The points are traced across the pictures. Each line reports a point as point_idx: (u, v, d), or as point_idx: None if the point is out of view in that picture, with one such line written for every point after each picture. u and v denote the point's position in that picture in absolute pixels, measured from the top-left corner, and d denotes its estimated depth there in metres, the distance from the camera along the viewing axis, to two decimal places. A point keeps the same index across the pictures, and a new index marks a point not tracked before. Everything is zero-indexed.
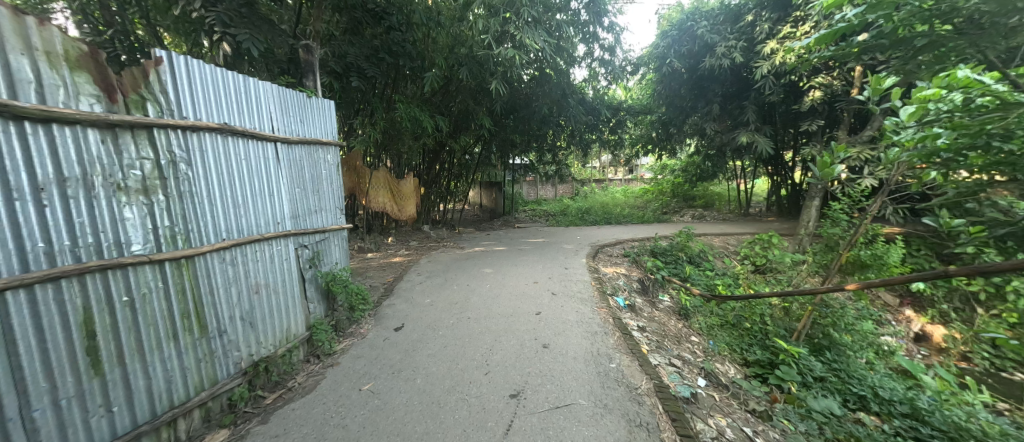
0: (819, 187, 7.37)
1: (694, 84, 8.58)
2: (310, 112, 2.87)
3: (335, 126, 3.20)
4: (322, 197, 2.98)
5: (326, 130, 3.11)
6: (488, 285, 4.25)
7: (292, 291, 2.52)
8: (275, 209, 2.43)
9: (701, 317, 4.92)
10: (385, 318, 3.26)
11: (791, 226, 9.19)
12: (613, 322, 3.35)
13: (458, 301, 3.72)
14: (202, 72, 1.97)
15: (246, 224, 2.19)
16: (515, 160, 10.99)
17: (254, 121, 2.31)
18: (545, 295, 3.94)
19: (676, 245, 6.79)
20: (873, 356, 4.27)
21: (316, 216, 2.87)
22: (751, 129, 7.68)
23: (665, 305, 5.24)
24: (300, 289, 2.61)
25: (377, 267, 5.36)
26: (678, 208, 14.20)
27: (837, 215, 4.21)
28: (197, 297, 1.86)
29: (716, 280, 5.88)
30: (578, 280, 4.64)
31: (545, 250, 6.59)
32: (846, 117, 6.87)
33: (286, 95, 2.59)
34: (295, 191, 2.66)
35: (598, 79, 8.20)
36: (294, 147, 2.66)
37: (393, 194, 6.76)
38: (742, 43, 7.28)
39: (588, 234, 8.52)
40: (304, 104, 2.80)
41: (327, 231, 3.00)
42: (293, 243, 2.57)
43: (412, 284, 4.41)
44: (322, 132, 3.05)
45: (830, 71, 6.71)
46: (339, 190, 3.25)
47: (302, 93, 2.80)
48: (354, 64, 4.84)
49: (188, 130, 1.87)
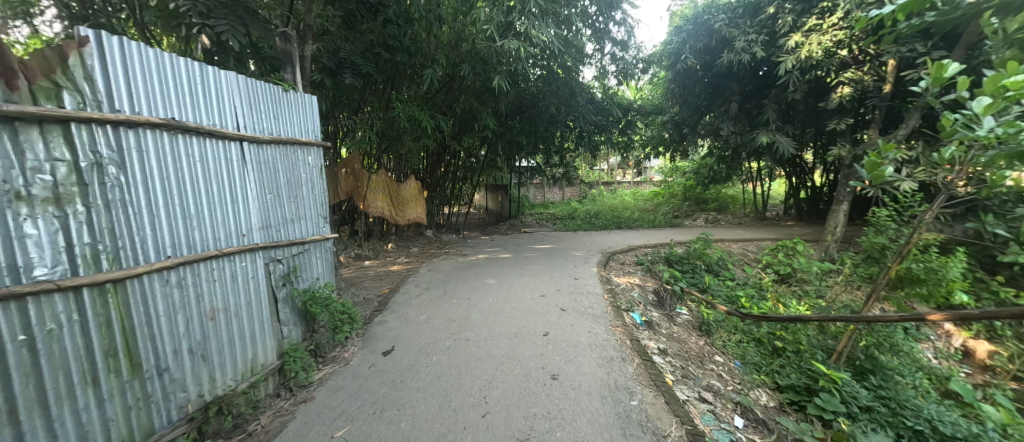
0: (849, 190, 6.85)
1: (709, 81, 8.15)
2: (287, 109, 2.56)
3: (316, 125, 2.88)
4: (303, 204, 2.66)
5: (306, 129, 2.79)
6: (491, 299, 3.87)
7: (260, 313, 2.17)
8: (238, 218, 2.10)
9: (726, 334, 4.45)
10: (374, 340, 2.91)
11: (814, 232, 8.65)
12: (630, 345, 2.96)
13: (456, 318, 3.36)
14: (143, 57, 1.63)
15: (197, 238, 1.84)
16: (520, 163, 10.65)
17: (213, 117, 1.98)
18: (553, 311, 3.55)
19: (693, 252, 6.33)
20: (925, 382, 3.76)
21: (293, 226, 2.54)
22: (772, 129, 7.18)
23: (684, 319, 4.79)
24: (270, 311, 2.26)
25: (374, 277, 5.04)
26: (690, 212, 13.66)
27: (882, 223, 3.75)
28: (128, 330, 1.51)
29: (739, 291, 5.41)
30: (589, 294, 4.25)
31: (553, 257, 6.21)
32: (878, 115, 6.36)
33: (256, 88, 2.27)
34: (266, 198, 2.32)
35: (608, 78, 7.79)
36: (266, 147, 2.34)
37: (392, 197, 6.46)
38: (764, 37, 6.75)
39: (598, 239, 8.11)
40: (281, 100, 2.49)
41: (307, 242, 2.67)
42: (262, 258, 2.23)
43: (409, 297, 4.05)
44: (302, 131, 2.73)
45: (860, 66, 6.26)
46: (324, 196, 2.95)
47: (277, 86, 2.47)
48: (348, 61, 4.50)
49: (121, 125, 1.52)
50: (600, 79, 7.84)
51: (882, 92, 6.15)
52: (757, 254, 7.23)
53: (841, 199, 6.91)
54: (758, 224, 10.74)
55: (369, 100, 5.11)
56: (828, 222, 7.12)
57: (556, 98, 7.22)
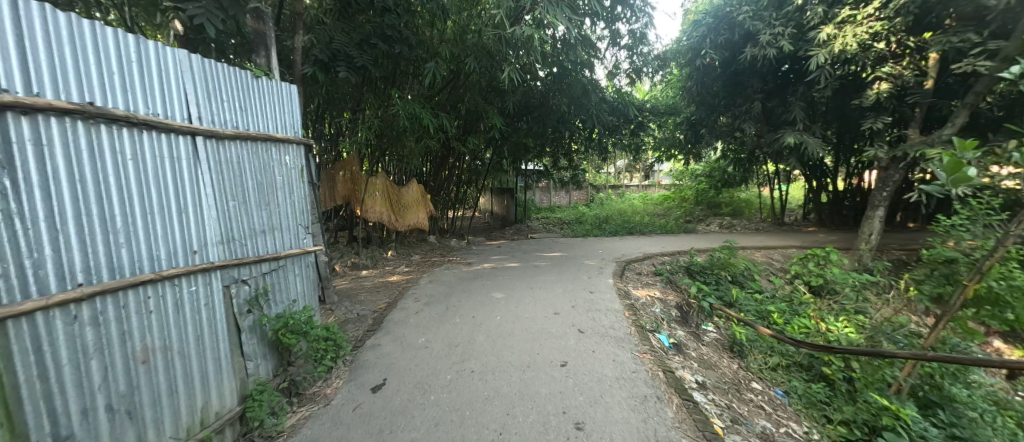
0: (886, 195, 6.31)
1: (729, 79, 7.70)
2: (255, 100, 2.16)
3: (291, 120, 2.49)
4: (277, 213, 2.25)
5: (281, 124, 2.40)
6: (499, 318, 3.42)
7: (213, 349, 1.74)
8: (189, 231, 1.68)
9: (761, 357, 3.94)
10: (362, 371, 2.48)
11: (841, 239, 8.09)
12: (664, 379, 2.50)
13: (459, 341, 2.94)
14: (49, 20, 1.19)
15: (124, 258, 1.40)
16: (527, 166, 10.25)
17: (153, 105, 1.56)
18: (570, 334, 3.09)
19: (717, 262, 5.83)
20: (1008, 419, 3.20)
21: (264, 238, 2.13)
22: (799, 129, 6.67)
23: (712, 337, 4.30)
24: (228, 344, 1.83)
25: (370, 289, 4.63)
26: (703, 216, 13.12)
27: (955, 234, 3.23)
28: (10, 394, 1.04)
29: (770, 306, 4.91)
30: (609, 311, 3.79)
31: (565, 266, 5.76)
32: (919, 113, 5.85)
33: (214, 73, 1.87)
34: (228, 205, 1.91)
35: (621, 75, 7.39)
36: (228, 143, 1.92)
37: (391, 202, 6.07)
38: (791, 30, 6.24)
39: (611, 247, 7.64)
40: (248, 89, 2.10)
41: (283, 257, 2.26)
42: (218, 279, 1.80)
43: (406, 315, 3.60)
44: (275, 127, 2.34)
45: (899, 60, 5.75)
46: (304, 203, 2.56)
47: (243, 72, 2.07)
48: (342, 52, 4.08)
49: (11, 110, 1.05)
50: (613, 78, 7.44)
51: (926, 88, 5.68)
52: (784, 264, 6.71)
53: (877, 204, 6.38)
54: (779, 230, 10.18)
55: (366, 97, 4.71)
56: (861, 229, 6.60)
57: (566, 98, 6.82)
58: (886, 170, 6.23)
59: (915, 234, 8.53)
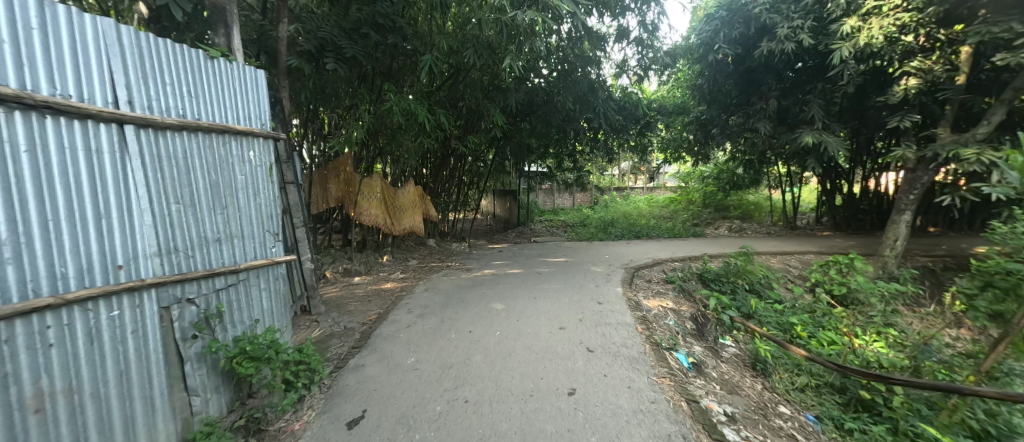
0: (913, 198, 5.91)
1: (742, 76, 7.37)
2: (209, 85, 1.82)
3: (254, 112, 2.16)
4: (237, 217, 1.91)
5: (242, 115, 2.06)
6: (498, 333, 3.10)
7: (141, 387, 1.39)
8: (114, 242, 1.32)
9: (787, 377, 3.56)
10: (339, 399, 2.14)
11: (861, 244, 7.68)
12: (690, 411, 2.14)
13: (453, 362, 2.61)
14: None
15: (12, 278, 1.03)
16: (530, 167, 9.93)
17: (62, 84, 1.19)
18: (578, 354, 2.76)
19: (733, 269, 5.46)
20: None
21: (218, 246, 1.78)
22: (817, 128, 6.31)
23: (731, 353, 3.94)
24: (163, 378, 1.48)
25: (361, 298, 4.32)
26: (711, 219, 12.71)
27: (1012, 241, 2.87)
28: None
29: (792, 318, 4.55)
30: (620, 325, 3.44)
31: (570, 273, 5.43)
32: (950, 111, 5.47)
33: (150, 50, 1.52)
34: (170, 208, 1.56)
35: (629, 73, 7.07)
36: (171, 135, 1.58)
37: (388, 204, 5.79)
38: (811, 22, 5.89)
39: (618, 251, 7.29)
40: (201, 73, 1.77)
41: (244, 269, 1.92)
42: (151, 298, 1.44)
43: (396, 329, 3.28)
44: (235, 118, 2.00)
45: (928, 54, 5.38)
46: (270, 206, 2.23)
47: (192, 51, 1.73)
48: (330, 42, 3.79)
49: None
50: (620, 75, 7.12)
51: (958, 83, 5.29)
52: (803, 271, 6.32)
53: (903, 208, 6.00)
54: (792, 234, 9.78)
55: (358, 91, 4.40)
56: (885, 234, 6.21)
57: (572, 95, 6.50)
58: (913, 172, 5.84)
59: (939, 239, 8.11)
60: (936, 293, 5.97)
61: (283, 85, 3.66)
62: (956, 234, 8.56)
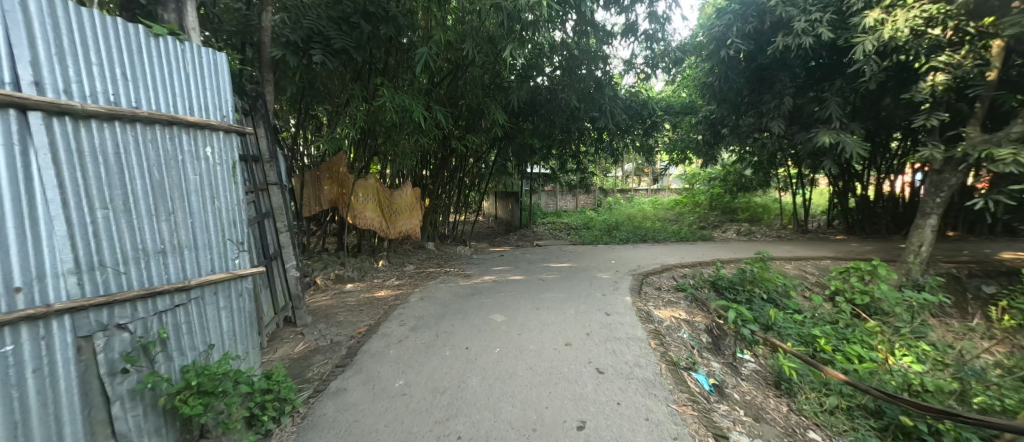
0: (939, 201, 5.58)
1: (754, 73, 7.06)
2: (152, 67, 1.51)
3: (211, 101, 1.85)
4: (187, 224, 1.61)
5: (196, 104, 1.74)
6: (498, 351, 2.80)
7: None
8: (5, 265, 0.99)
9: (814, 397, 3.23)
10: (311, 433, 1.84)
11: (880, 249, 7.33)
12: None
13: (446, 386, 2.31)
14: None
15: None
16: (532, 167, 9.65)
17: None
18: (587, 375, 2.46)
19: (748, 276, 5.14)
20: None
21: (162, 261, 1.48)
22: (835, 127, 5.98)
23: (750, 369, 3.63)
24: (79, 427, 1.18)
25: (352, 307, 4.04)
26: (718, 222, 12.36)
27: None
28: None
29: (814, 329, 4.21)
30: (631, 340, 3.14)
31: (575, 280, 5.13)
32: (981, 108, 5.13)
33: (66, 17, 1.20)
34: (97, 214, 1.25)
35: (636, 70, 6.78)
36: (94, 126, 1.26)
37: (383, 206, 5.54)
38: (830, 15, 5.58)
39: (624, 256, 7.00)
40: (138, 51, 1.46)
41: (198, 286, 1.62)
42: (65, 329, 1.14)
43: (386, 344, 2.99)
44: (187, 107, 1.69)
45: (957, 48, 5.05)
46: (231, 210, 1.92)
47: (128, 24, 1.41)
48: (318, 32, 3.53)
49: None
50: (626, 73, 6.84)
51: (989, 79, 4.97)
52: (821, 278, 5.97)
53: (929, 212, 5.67)
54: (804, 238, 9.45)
55: (349, 87, 4.13)
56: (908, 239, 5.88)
57: (576, 93, 6.22)
58: (940, 173, 5.50)
59: (961, 244, 7.74)
60: (963, 302, 5.63)
61: (267, 79, 3.39)
62: (977, 238, 8.20)
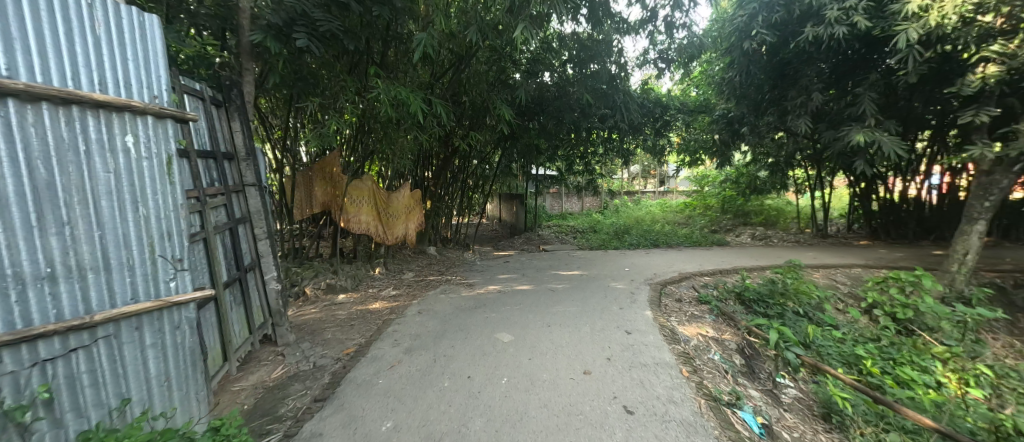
0: (989, 205, 5.08)
1: (779, 68, 6.62)
2: (35, 22, 1.09)
3: (131, 77, 1.42)
4: (92, 238, 1.20)
5: (108, 79, 1.32)
6: (504, 383, 2.37)
7: None
8: None
9: (872, 434, 2.66)
10: None
11: (914, 256, 6.82)
12: None
13: (443, 432, 1.88)
14: None
15: None
16: (537, 169, 9.23)
17: None
18: (615, 418, 2.02)
19: (778, 288, 4.66)
20: None
21: (43, 291, 1.06)
22: (869, 125, 5.48)
23: (791, 396, 3.15)
24: None
25: (342, 321, 3.64)
26: (731, 226, 11.84)
27: None
28: None
29: (858, 349, 3.73)
30: (661, 367, 2.69)
31: (589, 290, 4.71)
32: None
33: None
34: None
35: (651, 65, 6.36)
36: None
37: (380, 209, 5.16)
38: (868, 2, 5.12)
39: (637, 262, 6.56)
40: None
41: (110, 319, 1.23)
42: None
43: (375, 371, 2.57)
44: (95, 82, 1.27)
45: (1011, 36, 4.47)
46: (164, 219, 1.52)
47: None
48: (301, 14, 3.11)
49: None
50: (639, 68, 6.41)
51: None
52: (855, 288, 5.48)
53: (976, 216, 5.18)
54: (825, 244, 8.93)
55: (340, 78, 3.74)
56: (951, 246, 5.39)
57: (587, 87, 5.79)
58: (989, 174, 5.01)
59: (1000, 251, 7.19)
60: (1014, 316, 5.13)
61: (245, 68, 3.00)
62: (1015, 244, 7.66)
